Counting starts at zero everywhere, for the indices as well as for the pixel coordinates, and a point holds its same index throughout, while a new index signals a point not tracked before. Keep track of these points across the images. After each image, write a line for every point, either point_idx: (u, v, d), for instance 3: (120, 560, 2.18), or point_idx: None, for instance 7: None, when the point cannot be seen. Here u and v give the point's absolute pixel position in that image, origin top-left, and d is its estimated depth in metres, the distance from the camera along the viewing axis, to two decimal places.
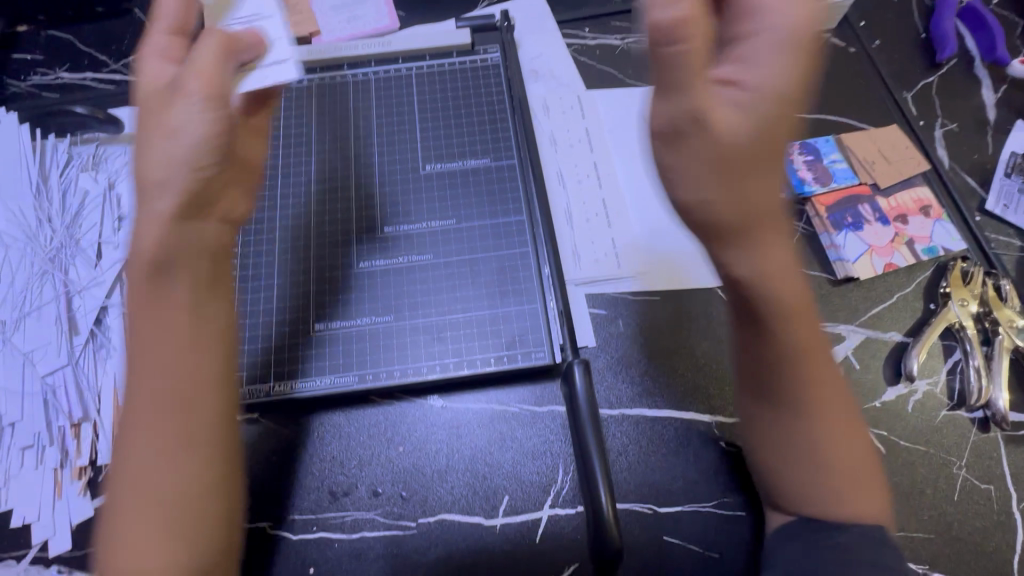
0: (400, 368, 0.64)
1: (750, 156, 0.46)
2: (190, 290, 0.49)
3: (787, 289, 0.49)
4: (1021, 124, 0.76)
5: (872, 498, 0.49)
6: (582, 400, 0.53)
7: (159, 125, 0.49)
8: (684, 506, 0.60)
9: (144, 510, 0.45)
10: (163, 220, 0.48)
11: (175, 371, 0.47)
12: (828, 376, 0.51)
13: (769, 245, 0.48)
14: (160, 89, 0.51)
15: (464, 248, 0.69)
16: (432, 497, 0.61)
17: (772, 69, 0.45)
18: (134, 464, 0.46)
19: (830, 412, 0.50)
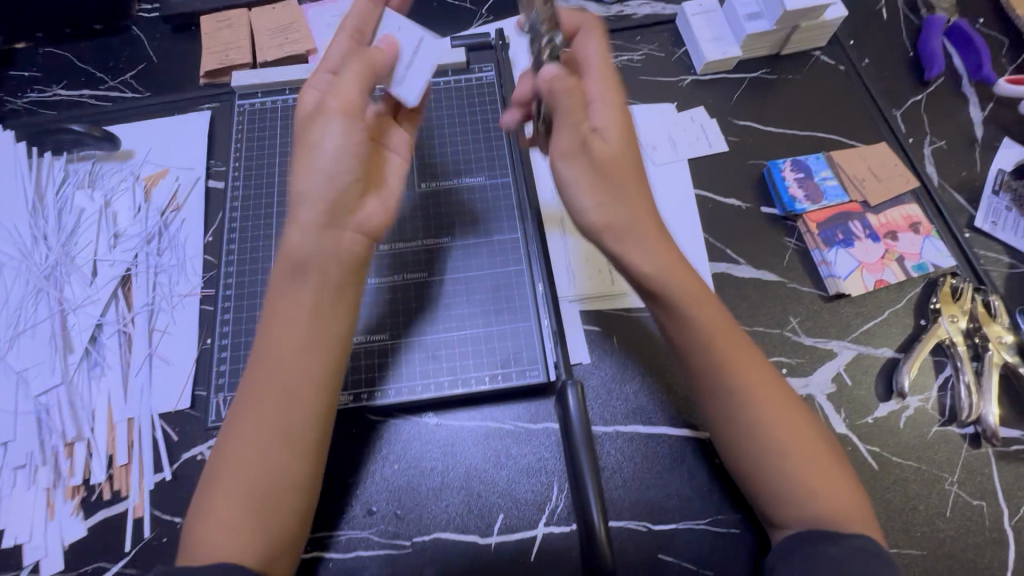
0: (395, 388, 0.64)
1: (617, 173, 0.52)
2: (328, 297, 0.53)
3: (684, 289, 0.53)
4: (1008, 141, 0.78)
5: (835, 485, 0.52)
6: (577, 421, 0.53)
7: (307, 139, 0.53)
8: (679, 524, 0.60)
9: (239, 489, 0.48)
10: (303, 232, 0.52)
11: (297, 367, 0.51)
12: (757, 367, 0.54)
13: (662, 250, 0.53)
14: (313, 102, 0.56)
15: (459, 265, 0.70)
16: (428, 515, 0.61)
17: (612, 113, 0.54)
18: (239, 444, 0.49)
19: (769, 404, 0.53)
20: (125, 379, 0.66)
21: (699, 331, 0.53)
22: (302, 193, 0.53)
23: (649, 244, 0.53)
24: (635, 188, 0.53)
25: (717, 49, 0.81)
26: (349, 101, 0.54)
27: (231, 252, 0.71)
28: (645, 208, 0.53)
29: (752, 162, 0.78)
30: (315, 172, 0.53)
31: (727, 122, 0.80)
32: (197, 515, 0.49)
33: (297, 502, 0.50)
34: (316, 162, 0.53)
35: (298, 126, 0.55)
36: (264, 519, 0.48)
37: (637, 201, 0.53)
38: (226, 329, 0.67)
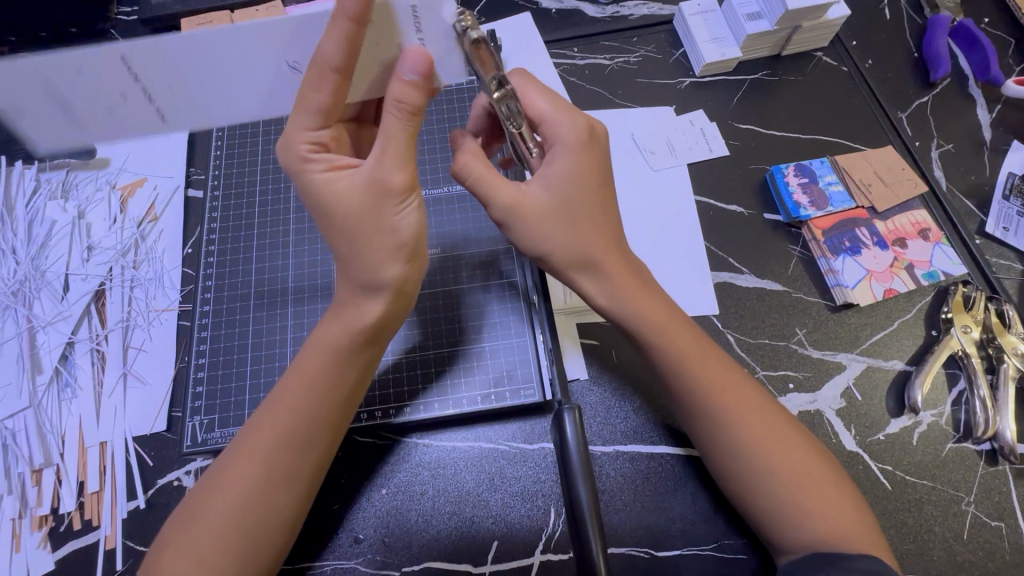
0: (387, 409, 0.61)
1: (568, 206, 0.50)
2: (362, 349, 0.50)
3: (646, 316, 0.52)
4: (1017, 144, 0.75)
5: (838, 506, 0.49)
6: (574, 448, 0.50)
7: (374, 220, 0.46)
8: (682, 550, 0.57)
9: (216, 523, 0.45)
10: (383, 308, 0.49)
11: (313, 408, 0.48)
12: (741, 385, 0.52)
13: (623, 279, 0.52)
14: (346, 181, 0.47)
15: (449, 279, 0.66)
16: (417, 544, 0.57)
17: (567, 161, 0.50)
18: (230, 477, 0.46)
19: (751, 423, 0.50)
20: (97, 401, 0.63)
21: (668, 356, 0.52)
22: (365, 270, 0.48)
23: (610, 272, 0.52)
24: (591, 220, 0.51)
25: (716, 50, 0.78)
26: (409, 169, 0.46)
27: (209, 264, 0.68)
28: (601, 242, 0.51)
29: (754, 167, 0.75)
30: (395, 250, 0.47)
31: (727, 125, 0.77)
32: (166, 540, 0.46)
33: (279, 541, 0.47)
34: (386, 236, 0.47)
35: (353, 217, 0.47)
36: (235, 557, 0.45)
37: (591, 235, 0.51)
38: (204, 347, 0.64)
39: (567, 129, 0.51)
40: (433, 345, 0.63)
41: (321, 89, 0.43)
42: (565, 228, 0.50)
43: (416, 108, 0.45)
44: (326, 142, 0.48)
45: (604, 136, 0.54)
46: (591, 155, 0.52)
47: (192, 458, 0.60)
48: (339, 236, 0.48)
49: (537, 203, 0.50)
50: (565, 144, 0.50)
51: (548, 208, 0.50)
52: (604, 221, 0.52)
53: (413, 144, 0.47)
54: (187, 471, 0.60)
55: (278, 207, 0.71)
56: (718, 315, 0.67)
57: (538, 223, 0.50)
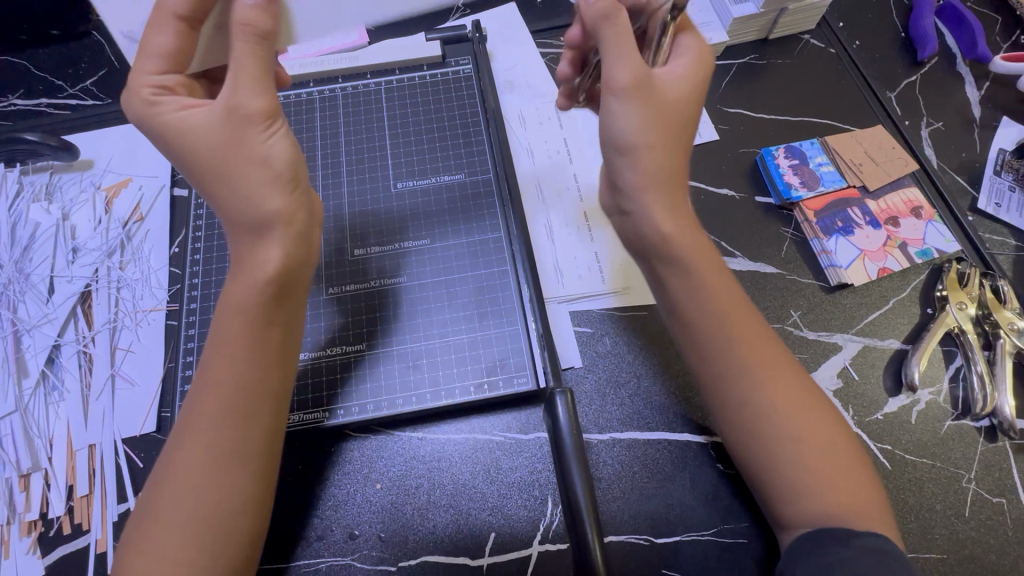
0: (373, 402, 0.60)
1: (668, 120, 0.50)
2: (275, 305, 0.48)
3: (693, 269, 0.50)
4: (1006, 120, 0.75)
5: (843, 483, 0.48)
6: (568, 434, 0.50)
7: (236, 147, 0.46)
8: (683, 536, 0.56)
9: (178, 510, 0.44)
10: (280, 252, 0.47)
11: (242, 377, 0.47)
12: (776, 354, 0.51)
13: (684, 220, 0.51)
14: (213, 125, 0.46)
15: (439, 270, 0.66)
16: (413, 538, 0.57)
17: (687, 72, 0.52)
18: (178, 458, 0.45)
19: (781, 393, 0.49)
20: (85, 403, 0.62)
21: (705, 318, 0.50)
22: (251, 209, 0.46)
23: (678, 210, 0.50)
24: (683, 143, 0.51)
25: (703, 35, 0.78)
26: (268, 95, 0.46)
27: (196, 262, 0.67)
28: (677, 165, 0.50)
29: (744, 150, 0.74)
30: (261, 181, 0.46)
31: (715, 110, 0.77)
32: (129, 545, 0.45)
33: (246, 524, 0.46)
34: (250, 167, 0.46)
35: (228, 158, 0.46)
36: (203, 547, 0.44)
37: (666, 159, 0.49)
38: (190, 346, 0.63)
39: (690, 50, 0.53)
40: (364, 332, 0.63)
41: (166, 34, 0.46)
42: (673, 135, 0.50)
43: (264, 32, 0.45)
44: (174, 87, 0.48)
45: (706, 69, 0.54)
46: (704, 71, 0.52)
47: None
48: (206, 171, 0.46)
49: (653, 100, 0.49)
50: (688, 59, 0.52)
51: (660, 100, 0.49)
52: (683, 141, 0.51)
53: (269, 72, 0.47)
54: None
55: None
56: None
57: (655, 116, 0.49)
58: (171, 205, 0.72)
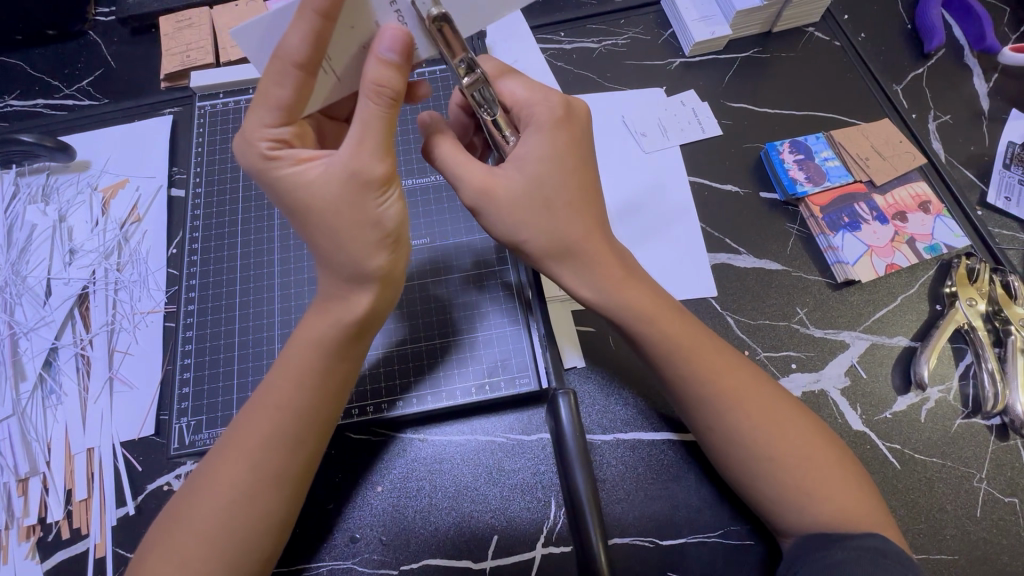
0: (406, 399, 0.59)
1: (542, 192, 0.48)
2: (352, 344, 0.49)
3: (630, 303, 0.50)
4: (1016, 112, 0.74)
5: (844, 485, 0.47)
6: (569, 433, 0.49)
7: (357, 204, 0.44)
8: (689, 537, 0.55)
9: (206, 524, 0.44)
10: (371, 300, 0.47)
11: (302, 408, 0.47)
12: (739, 368, 0.51)
13: (606, 266, 0.50)
14: (330, 182, 0.44)
15: (440, 269, 0.65)
16: (415, 541, 0.56)
17: (542, 140, 0.48)
18: (220, 479, 0.45)
19: (750, 406, 0.49)
20: (83, 406, 0.61)
21: (660, 341, 0.50)
22: (353, 260, 0.45)
23: (591, 262, 0.50)
24: (570, 207, 0.49)
25: (705, 28, 0.77)
26: (390, 159, 0.44)
27: (192, 262, 0.66)
28: (580, 227, 0.49)
29: (748, 145, 0.73)
30: (369, 233, 0.45)
31: (719, 104, 0.76)
32: (149, 546, 0.45)
33: (269, 543, 0.45)
34: (353, 216, 0.44)
35: (339, 213, 0.44)
36: (220, 559, 0.43)
37: (565, 226, 0.49)
38: (188, 349, 0.62)
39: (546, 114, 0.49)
40: (424, 337, 0.62)
41: (283, 85, 0.41)
42: (557, 206, 0.49)
43: (397, 93, 0.42)
44: (289, 140, 0.45)
45: (584, 116, 0.52)
46: (568, 134, 0.50)
47: (183, 462, 0.58)
48: (321, 227, 0.45)
49: (503, 192, 0.48)
50: (551, 128, 0.49)
51: (510, 197, 0.48)
52: (576, 204, 0.49)
53: (391, 133, 0.44)
54: (177, 475, 0.58)
55: (262, 201, 0.69)
56: (717, 298, 0.65)
57: (518, 201, 0.48)
58: (169, 206, 0.71)
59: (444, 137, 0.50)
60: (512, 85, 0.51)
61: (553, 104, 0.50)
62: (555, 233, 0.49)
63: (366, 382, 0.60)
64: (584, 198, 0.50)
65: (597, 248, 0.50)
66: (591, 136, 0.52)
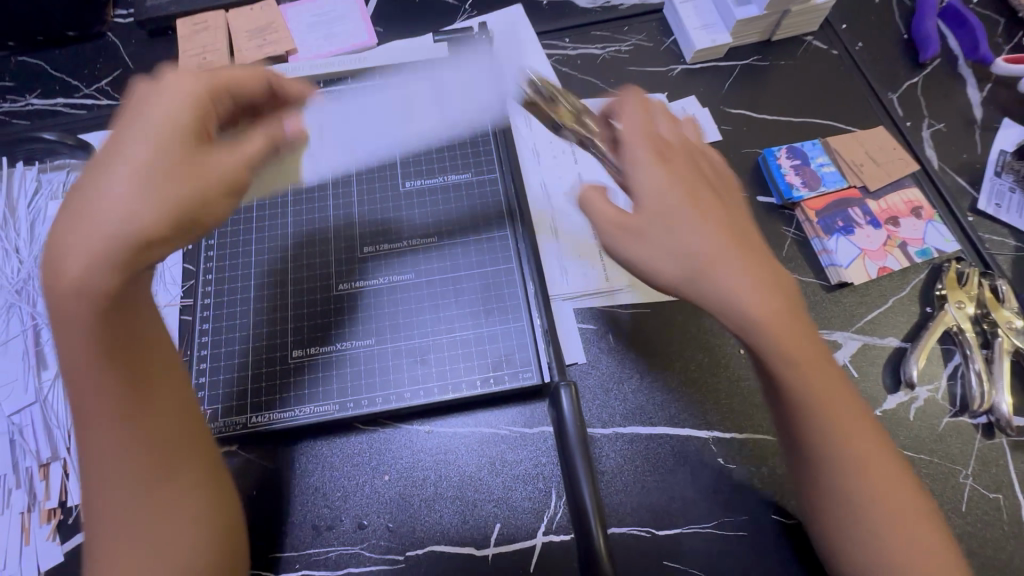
0: (411, 391, 0.62)
1: (661, 216, 0.47)
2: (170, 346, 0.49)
3: (783, 336, 0.45)
4: (1008, 121, 0.76)
5: (900, 499, 0.46)
6: (571, 425, 0.53)
7: (195, 176, 0.44)
8: (683, 528, 0.57)
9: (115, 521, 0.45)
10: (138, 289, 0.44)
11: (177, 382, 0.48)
12: (854, 407, 0.47)
13: (755, 292, 0.45)
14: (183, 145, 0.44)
15: (447, 266, 0.67)
16: (420, 528, 0.58)
17: (654, 164, 0.48)
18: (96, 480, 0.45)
19: (856, 440, 0.46)
20: None
21: (790, 374, 0.45)
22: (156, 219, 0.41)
23: (730, 280, 0.45)
24: (696, 224, 0.46)
25: (706, 37, 0.79)
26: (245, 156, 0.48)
27: (209, 258, 0.68)
28: (714, 246, 0.46)
29: (747, 150, 0.75)
30: (190, 199, 0.43)
31: (718, 110, 0.78)
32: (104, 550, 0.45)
33: (187, 535, 0.46)
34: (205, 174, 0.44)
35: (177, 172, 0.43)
36: (149, 542, 0.44)
37: (705, 245, 0.46)
38: (205, 340, 0.64)
39: (646, 137, 0.50)
40: (429, 332, 0.64)
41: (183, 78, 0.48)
42: (688, 226, 0.46)
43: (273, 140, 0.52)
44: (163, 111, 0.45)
45: (681, 138, 0.52)
46: (673, 157, 0.49)
47: None
48: (128, 186, 0.41)
49: (641, 222, 0.47)
50: (658, 151, 0.49)
51: (649, 228, 0.47)
52: (708, 218, 0.47)
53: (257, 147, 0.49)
54: None
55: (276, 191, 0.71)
56: None
57: (655, 229, 0.47)
58: None
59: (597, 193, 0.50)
60: (631, 119, 0.51)
61: (651, 128, 0.50)
62: (693, 253, 0.46)
63: (268, 392, 0.61)
64: (709, 206, 0.47)
65: (729, 270, 0.45)
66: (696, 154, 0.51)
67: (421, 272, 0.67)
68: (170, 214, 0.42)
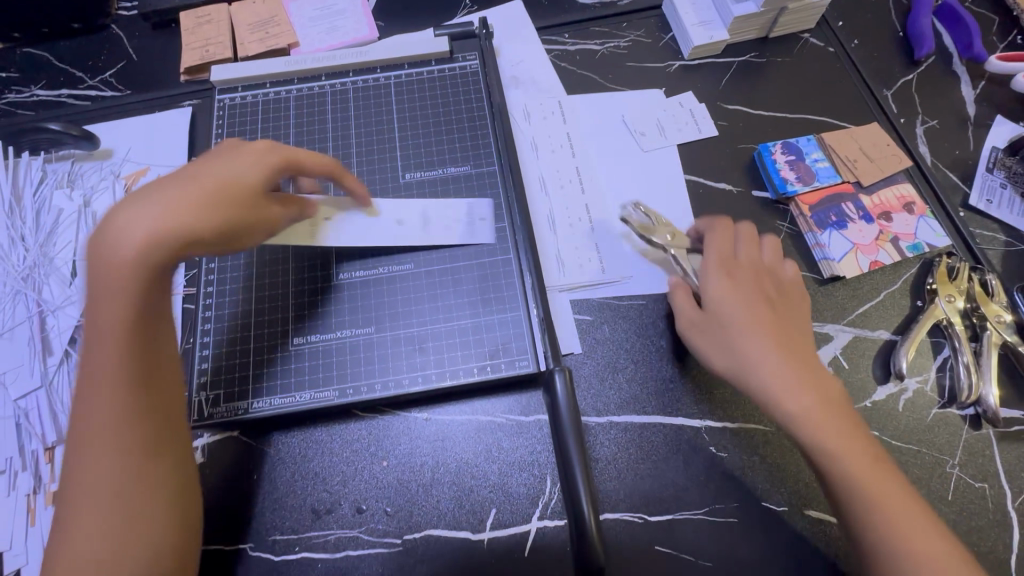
0: (409, 378, 0.63)
1: (720, 322, 0.60)
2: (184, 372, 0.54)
3: (822, 427, 0.54)
4: (1000, 118, 0.77)
5: (889, 512, 0.51)
6: (565, 410, 0.56)
7: (239, 201, 0.52)
8: (676, 515, 0.59)
9: (91, 494, 0.46)
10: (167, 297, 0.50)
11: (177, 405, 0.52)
12: (883, 469, 0.53)
13: (798, 390, 0.56)
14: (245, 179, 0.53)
15: (445, 257, 0.68)
16: (418, 512, 0.59)
17: (721, 280, 0.62)
18: (80, 451, 0.46)
19: (879, 487, 0.52)
20: None
21: (813, 440, 0.54)
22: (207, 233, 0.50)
23: (778, 379, 0.57)
24: (750, 331, 0.59)
25: (703, 33, 0.80)
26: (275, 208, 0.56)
27: None
28: (764, 348, 0.58)
29: (743, 146, 0.76)
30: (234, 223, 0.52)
31: (715, 106, 0.79)
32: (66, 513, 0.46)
33: (132, 535, 0.46)
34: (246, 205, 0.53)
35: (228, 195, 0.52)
36: (104, 518, 0.45)
37: (755, 348, 0.58)
38: (207, 328, 0.65)
39: (717, 256, 0.64)
40: (428, 321, 0.65)
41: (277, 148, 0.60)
42: (742, 331, 0.59)
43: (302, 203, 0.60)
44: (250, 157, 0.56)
45: (755, 255, 0.64)
46: (739, 274, 0.63)
47: (197, 434, 0.62)
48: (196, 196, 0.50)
49: (706, 323, 0.61)
50: (725, 269, 0.63)
51: (712, 330, 0.60)
52: (767, 327, 0.59)
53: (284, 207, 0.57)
54: (197, 447, 0.61)
55: None
56: None
57: (715, 330, 0.60)
58: None
59: (682, 291, 0.64)
60: (717, 243, 0.65)
61: (721, 247, 0.64)
62: (745, 352, 0.58)
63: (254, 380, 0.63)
64: (768, 320, 0.60)
65: (773, 370, 0.57)
66: (766, 272, 0.64)
67: (421, 264, 0.68)
68: (221, 225, 0.50)
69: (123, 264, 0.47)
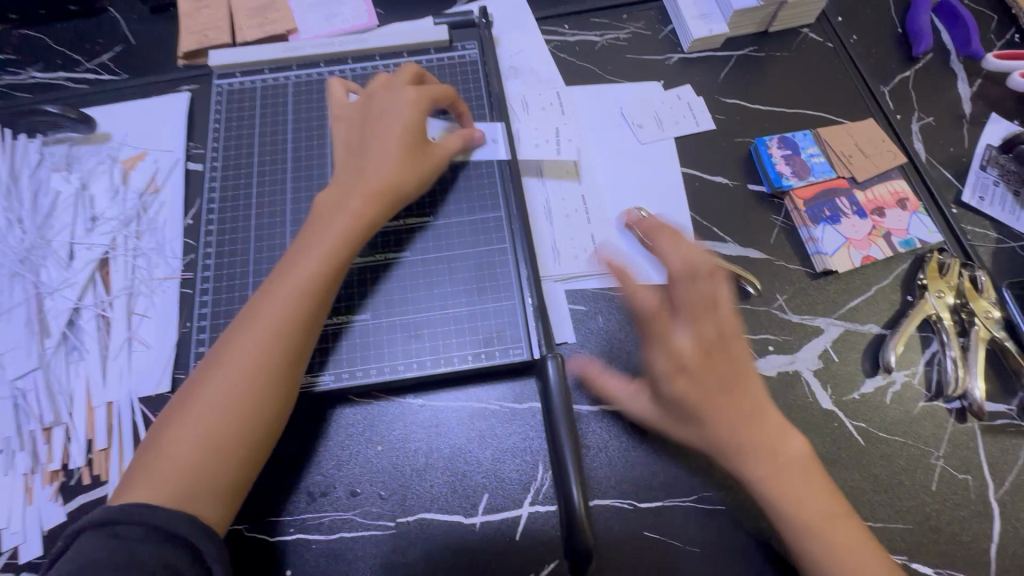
0: (404, 363, 0.63)
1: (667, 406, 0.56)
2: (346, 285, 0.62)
3: (781, 484, 0.53)
4: (996, 116, 0.77)
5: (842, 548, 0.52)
6: (557, 395, 0.58)
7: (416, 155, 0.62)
8: (664, 502, 0.60)
9: (224, 377, 0.51)
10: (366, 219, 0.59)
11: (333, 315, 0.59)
12: (844, 519, 0.53)
13: (757, 457, 0.54)
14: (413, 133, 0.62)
15: (443, 245, 0.69)
16: (412, 496, 0.60)
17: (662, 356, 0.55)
18: (243, 335, 0.53)
19: (835, 537, 0.52)
20: (103, 362, 0.65)
21: (772, 498, 0.53)
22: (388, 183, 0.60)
23: (733, 449, 0.54)
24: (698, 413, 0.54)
25: (703, 26, 0.80)
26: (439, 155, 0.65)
27: (209, 232, 0.69)
28: (718, 427, 0.54)
29: (739, 140, 0.77)
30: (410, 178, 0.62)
31: (713, 99, 0.79)
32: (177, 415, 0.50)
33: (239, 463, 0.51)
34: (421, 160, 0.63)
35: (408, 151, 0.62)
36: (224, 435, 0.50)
37: (703, 426, 0.54)
38: (204, 312, 0.65)
39: (655, 322, 0.57)
40: (426, 307, 0.66)
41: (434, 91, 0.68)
42: (687, 416, 0.54)
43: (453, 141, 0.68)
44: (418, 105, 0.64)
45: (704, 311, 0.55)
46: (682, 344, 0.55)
47: None
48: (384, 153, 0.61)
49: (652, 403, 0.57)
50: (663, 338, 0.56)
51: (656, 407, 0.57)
52: (717, 404, 0.54)
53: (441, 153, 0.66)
54: None
55: (277, 167, 0.73)
56: None
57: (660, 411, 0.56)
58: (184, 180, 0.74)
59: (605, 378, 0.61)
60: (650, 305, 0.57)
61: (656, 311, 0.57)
62: (696, 432, 0.55)
63: None
64: (719, 396, 0.54)
65: (728, 445, 0.54)
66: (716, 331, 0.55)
67: (420, 251, 0.68)
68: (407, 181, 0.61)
69: (346, 210, 0.58)
